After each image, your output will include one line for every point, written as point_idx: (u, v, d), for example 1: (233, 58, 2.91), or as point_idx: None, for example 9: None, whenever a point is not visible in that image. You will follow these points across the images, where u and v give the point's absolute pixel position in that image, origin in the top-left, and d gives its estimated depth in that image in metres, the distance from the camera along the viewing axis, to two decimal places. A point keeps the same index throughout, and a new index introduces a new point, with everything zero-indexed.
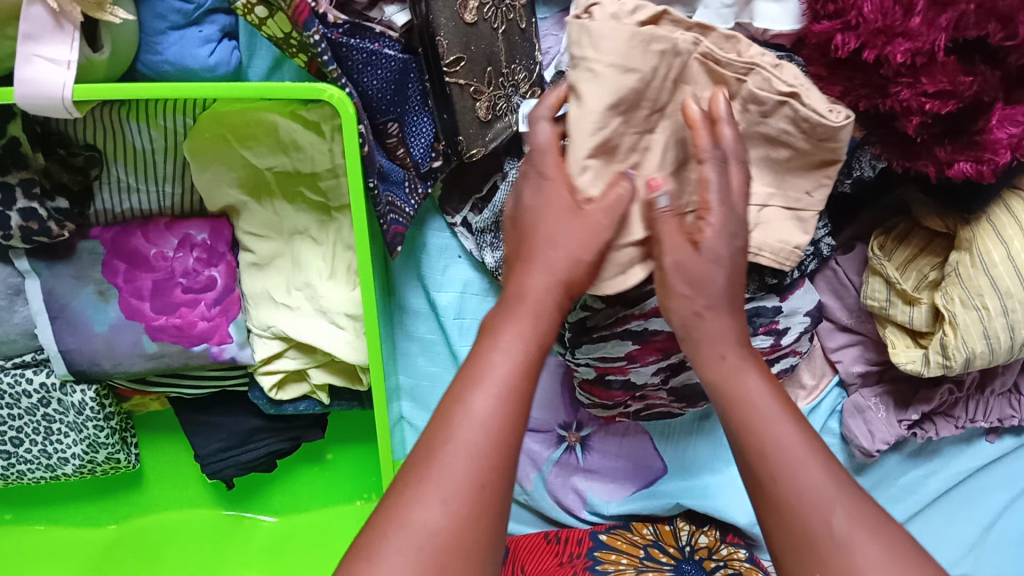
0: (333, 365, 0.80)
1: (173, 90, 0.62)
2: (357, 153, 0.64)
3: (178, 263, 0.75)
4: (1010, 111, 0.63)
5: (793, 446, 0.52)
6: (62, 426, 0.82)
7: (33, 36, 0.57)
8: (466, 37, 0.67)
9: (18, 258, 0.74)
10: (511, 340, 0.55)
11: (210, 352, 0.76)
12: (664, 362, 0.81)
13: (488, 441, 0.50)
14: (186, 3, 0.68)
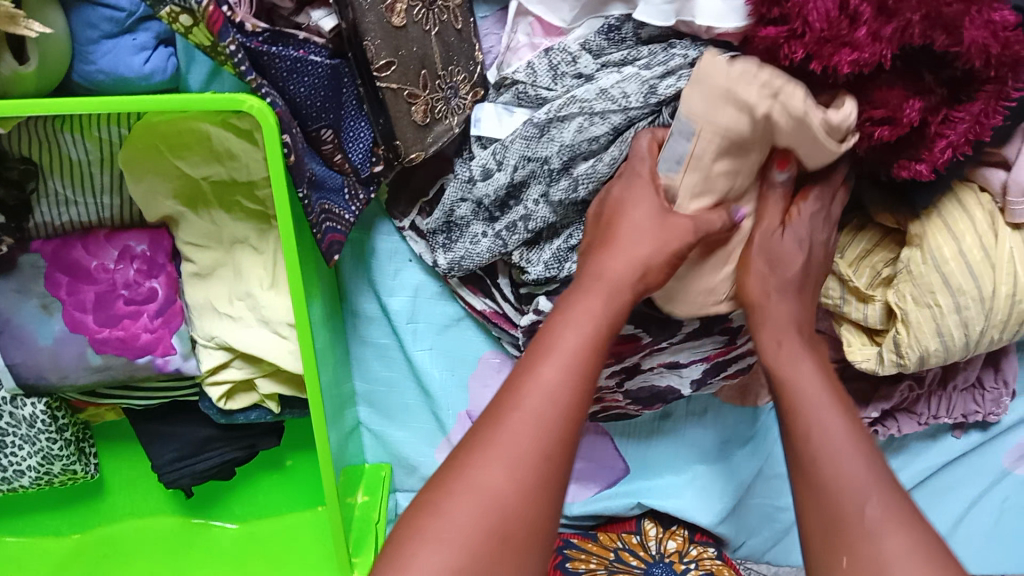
0: (282, 374, 0.79)
1: (93, 104, 0.60)
2: (281, 163, 0.63)
3: (119, 274, 0.74)
4: (954, 110, 0.61)
5: (836, 437, 0.59)
6: (14, 440, 0.81)
7: None
8: (396, 40, 0.67)
9: None
10: (581, 313, 0.61)
11: (154, 363, 0.76)
12: (617, 365, 0.80)
13: (556, 411, 0.55)
14: (116, 11, 0.66)
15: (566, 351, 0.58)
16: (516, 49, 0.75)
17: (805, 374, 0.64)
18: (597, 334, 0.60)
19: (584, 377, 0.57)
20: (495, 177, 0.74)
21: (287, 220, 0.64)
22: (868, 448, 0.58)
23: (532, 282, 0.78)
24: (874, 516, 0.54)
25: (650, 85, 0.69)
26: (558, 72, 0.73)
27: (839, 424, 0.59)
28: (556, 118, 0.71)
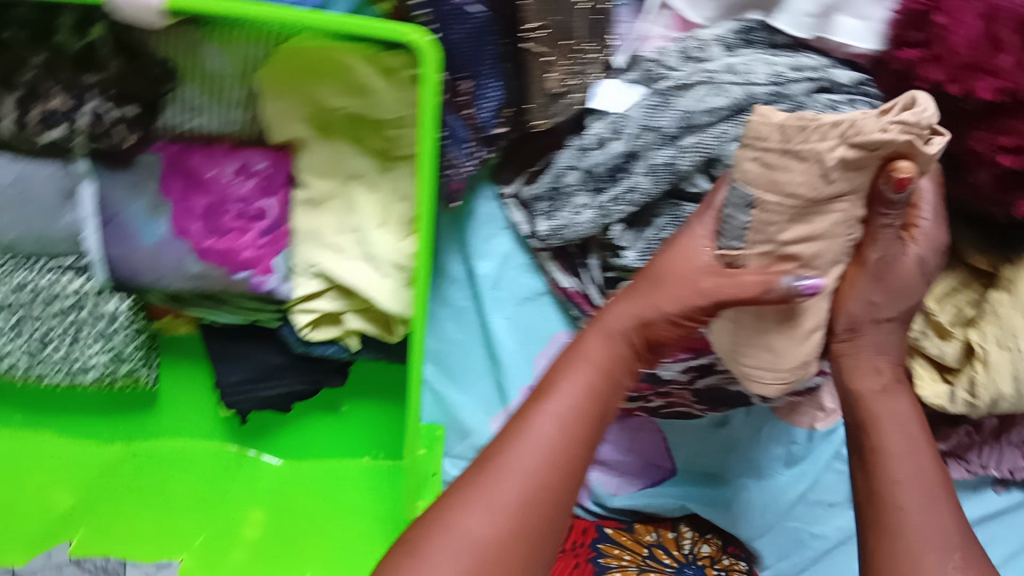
0: (370, 313, 0.81)
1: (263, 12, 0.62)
2: (432, 100, 0.64)
3: (233, 188, 0.76)
4: None
5: (919, 488, 0.66)
6: (90, 335, 0.83)
7: None
8: (551, 6, 0.70)
9: (79, 160, 0.75)
10: (582, 368, 0.68)
11: (250, 281, 0.78)
12: (694, 361, 0.81)
13: (546, 458, 0.63)
14: None
15: (565, 400, 0.65)
16: (650, 38, 0.77)
17: (901, 410, 0.70)
18: (593, 387, 0.67)
19: (575, 425, 0.65)
20: (609, 147, 0.77)
21: (428, 163, 0.67)
22: (922, 453, 0.68)
23: (624, 267, 0.81)
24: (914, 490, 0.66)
25: (777, 71, 0.71)
26: (688, 57, 0.74)
27: (920, 458, 0.68)
28: (678, 87, 0.74)
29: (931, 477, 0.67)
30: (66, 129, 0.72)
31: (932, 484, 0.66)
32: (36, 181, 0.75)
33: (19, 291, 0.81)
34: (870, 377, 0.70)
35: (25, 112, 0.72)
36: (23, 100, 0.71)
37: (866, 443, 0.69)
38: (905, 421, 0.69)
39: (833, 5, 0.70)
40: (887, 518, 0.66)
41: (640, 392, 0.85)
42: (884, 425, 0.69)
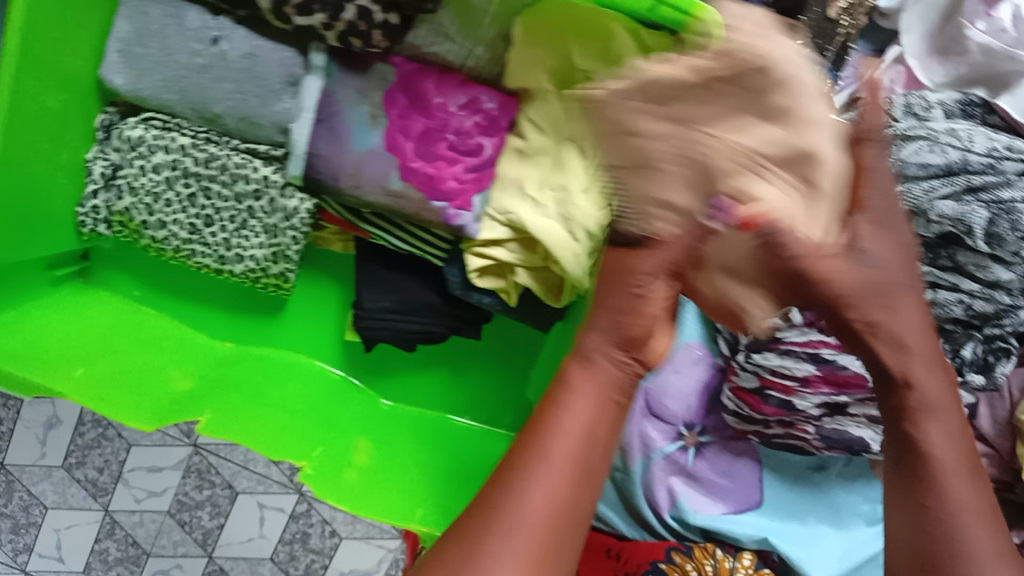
0: (540, 273, 0.81)
1: None
2: None
3: (456, 119, 0.78)
4: None
5: (988, 547, 0.52)
6: (257, 226, 0.82)
7: None
8: (822, 29, 0.72)
9: (319, 53, 0.76)
10: (583, 395, 0.58)
11: (445, 212, 0.79)
12: (831, 397, 0.84)
13: (557, 501, 0.53)
14: None
15: (574, 435, 0.56)
16: (875, 84, 0.81)
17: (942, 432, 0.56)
18: (597, 414, 0.58)
19: (583, 459, 0.56)
20: None
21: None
22: (982, 492, 0.55)
23: None
24: None
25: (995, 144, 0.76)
26: (911, 111, 0.79)
27: (961, 483, 0.54)
28: (898, 136, 0.78)
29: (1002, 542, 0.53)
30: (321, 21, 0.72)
31: (1005, 550, 0.53)
32: (267, 62, 0.76)
33: (203, 165, 0.80)
34: (946, 417, 0.56)
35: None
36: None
37: (894, 473, 0.57)
38: (949, 437, 0.56)
39: None
40: (939, 556, 0.52)
41: (764, 416, 0.88)
42: (935, 449, 0.55)
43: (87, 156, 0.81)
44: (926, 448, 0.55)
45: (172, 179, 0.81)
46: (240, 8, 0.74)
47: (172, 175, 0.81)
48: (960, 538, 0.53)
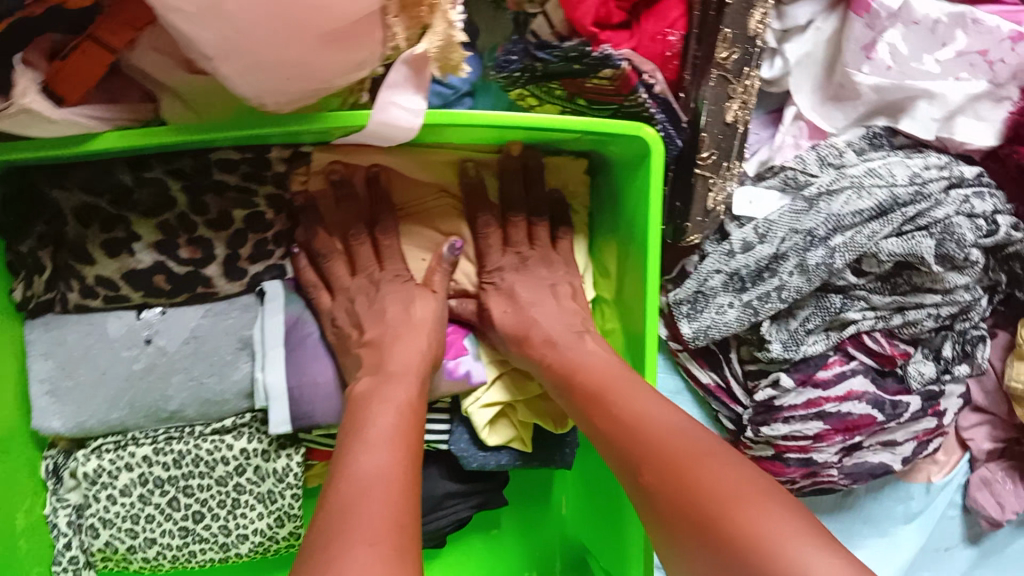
0: (545, 404, 0.82)
1: (510, 118, 0.68)
2: (659, 186, 0.72)
3: None
4: None
5: (647, 407, 0.68)
6: (250, 499, 0.77)
7: (393, 87, 0.61)
8: (723, 134, 0.75)
9: (268, 282, 0.74)
10: (385, 411, 0.67)
11: (446, 368, 0.79)
12: (848, 441, 0.87)
13: (383, 485, 0.61)
14: (447, 88, 0.74)
15: (384, 435, 0.65)
16: (784, 148, 0.84)
17: (649, 411, 0.68)
18: (404, 426, 0.67)
19: (404, 452, 0.65)
20: (757, 249, 0.83)
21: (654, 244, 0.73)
22: (647, 393, 0.70)
23: (771, 359, 0.85)
24: (644, 417, 0.67)
25: (914, 172, 0.80)
26: (827, 163, 0.82)
27: (704, 452, 0.62)
28: (826, 192, 0.81)
29: (647, 405, 0.68)
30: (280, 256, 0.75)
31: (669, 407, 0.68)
32: (211, 339, 0.73)
33: (173, 466, 0.75)
34: (645, 413, 0.67)
35: (234, 252, 0.72)
36: (235, 241, 0.71)
37: (614, 451, 0.68)
38: (667, 425, 0.65)
39: (955, 109, 0.79)
40: (715, 508, 0.57)
41: (788, 476, 0.90)
42: (640, 415, 0.68)
43: (45, 512, 0.74)
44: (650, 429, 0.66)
45: (146, 493, 0.75)
46: (178, 294, 0.72)
47: (144, 490, 0.75)
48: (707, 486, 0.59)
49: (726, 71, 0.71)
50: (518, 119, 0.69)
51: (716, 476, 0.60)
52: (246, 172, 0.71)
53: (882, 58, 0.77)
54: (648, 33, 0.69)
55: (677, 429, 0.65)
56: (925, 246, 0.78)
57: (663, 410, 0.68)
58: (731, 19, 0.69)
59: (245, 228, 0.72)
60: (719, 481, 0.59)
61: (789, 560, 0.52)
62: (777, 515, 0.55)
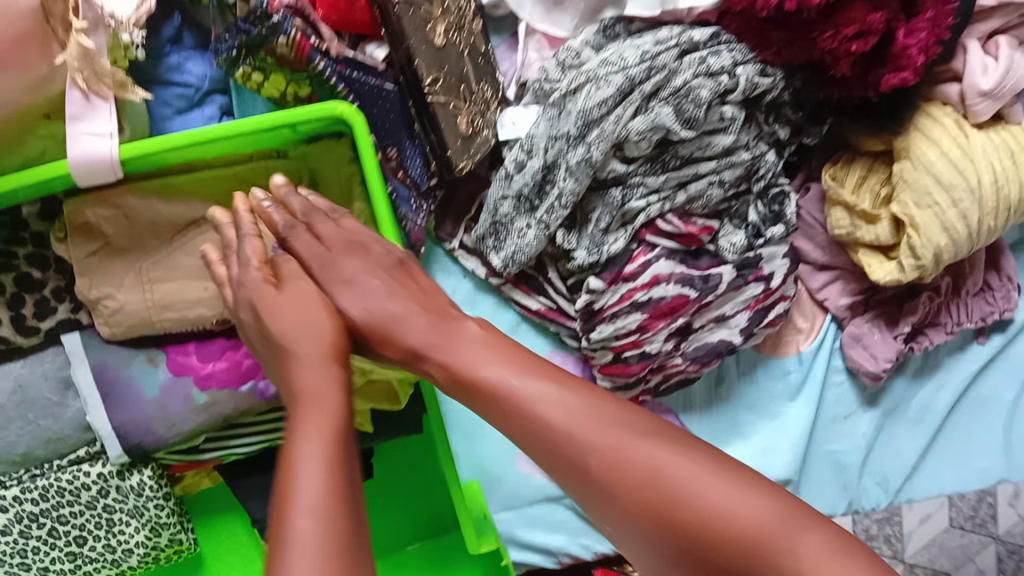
0: (369, 389, 0.83)
1: (205, 129, 0.69)
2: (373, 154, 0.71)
3: (238, 352, 0.79)
4: (913, 22, 0.75)
5: (531, 383, 0.60)
6: (123, 516, 0.83)
7: (78, 116, 0.65)
8: (440, 59, 0.77)
9: (70, 332, 0.77)
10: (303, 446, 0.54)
11: (257, 389, 0.79)
12: (673, 326, 0.88)
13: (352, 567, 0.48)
14: (186, 87, 0.80)
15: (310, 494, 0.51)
16: (530, 64, 0.86)
17: (540, 397, 0.59)
18: (336, 461, 0.54)
19: (347, 494, 0.53)
20: (529, 165, 0.83)
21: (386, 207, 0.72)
22: (516, 355, 0.63)
23: (579, 268, 0.87)
24: (511, 390, 0.60)
25: (646, 51, 0.80)
26: (566, 65, 0.83)
27: (613, 433, 0.57)
28: (569, 92, 0.82)
29: (540, 385, 0.60)
30: (65, 310, 0.77)
31: (548, 372, 0.61)
32: (34, 386, 0.78)
33: (42, 500, 0.81)
34: (548, 407, 0.59)
35: (18, 312, 0.75)
36: (13, 304, 0.75)
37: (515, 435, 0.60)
38: (571, 412, 0.58)
39: None
40: (672, 515, 0.53)
41: (637, 375, 0.91)
42: (538, 407, 0.59)
43: None
44: (546, 424, 0.58)
45: (26, 529, 0.81)
46: None
47: (22, 526, 0.81)
48: (623, 472, 0.55)
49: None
50: (216, 130, 0.70)
51: (669, 477, 0.54)
52: (7, 234, 0.74)
53: None
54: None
55: (574, 417, 0.58)
56: (665, 118, 0.79)
57: (549, 383, 0.60)
58: None
59: (21, 288, 0.75)
60: (672, 487, 0.54)
61: (735, 527, 0.52)
62: (708, 485, 0.53)
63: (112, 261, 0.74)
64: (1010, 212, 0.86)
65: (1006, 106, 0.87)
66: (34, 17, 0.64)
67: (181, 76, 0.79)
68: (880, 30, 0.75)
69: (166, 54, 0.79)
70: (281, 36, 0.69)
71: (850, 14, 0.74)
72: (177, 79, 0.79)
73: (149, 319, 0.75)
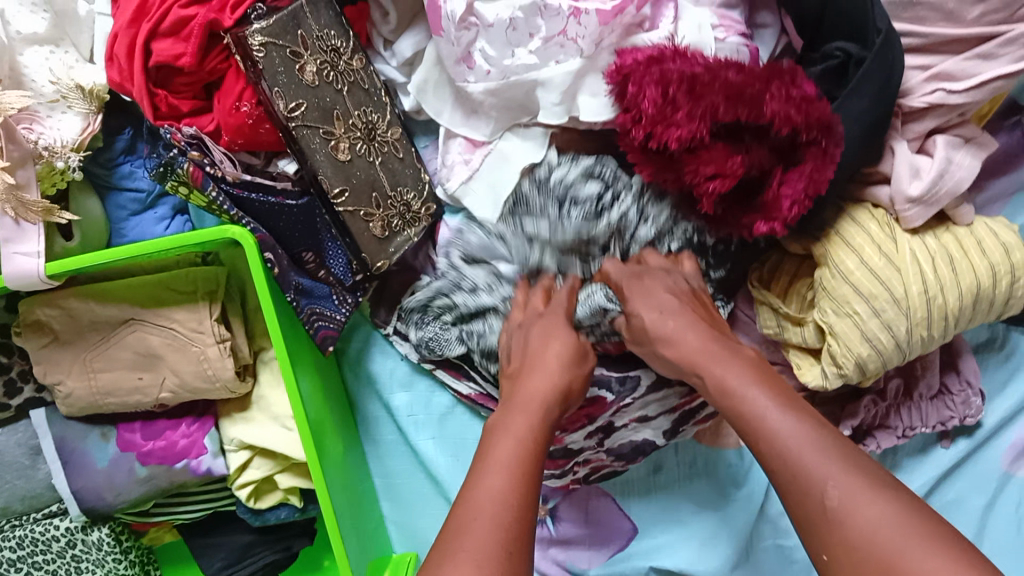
0: (296, 468, 0.91)
1: (117, 253, 0.78)
2: (261, 276, 0.77)
3: (176, 431, 0.89)
4: (788, 172, 0.76)
5: (766, 398, 0.65)
6: (88, 565, 0.94)
7: (10, 239, 0.76)
8: (346, 172, 0.81)
9: (38, 409, 0.89)
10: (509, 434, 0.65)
11: (189, 466, 0.88)
12: (592, 426, 0.90)
13: (508, 510, 0.57)
14: (139, 192, 0.87)
15: (505, 462, 0.62)
16: (451, 165, 0.88)
17: (789, 430, 0.62)
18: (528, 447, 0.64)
19: (532, 458, 0.63)
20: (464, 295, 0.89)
21: (271, 322, 0.78)
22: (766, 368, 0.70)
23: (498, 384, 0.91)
24: (756, 395, 0.65)
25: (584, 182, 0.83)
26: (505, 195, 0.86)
27: (848, 482, 0.57)
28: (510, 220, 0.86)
29: (800, 401, 0.65)
30: (31, 390, 0.89)
31: (775, 385, 0.67)
32: (9, 450, 0.88)
33: (19, 548, 0.92)
34: (780, 430, 0.62)
35: None
36: None
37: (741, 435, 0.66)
38: (813, 448, 0.60)
39: (572, 88, 0.81)
40: (862, 564, 0.54)
41: (565, 467, 0.93)
42: (773, 426, 0.63)
43: None
44: (792, 465, 0.60)
45: (6, 571, 0.93)
46: None
47: (4, 568, 0.93)
48: (845, 526, 0.56)
49: (307, 120, 0.78)
50: (131, 251, 0.79)
51: (855, 521, 0.55)
52: None
53: (480, 66, 0.82)
54: (224, 110, 0.77)
55: (793, 441, 0.61)
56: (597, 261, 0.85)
57: (801, 422, 0.62)
58: (274, 78, 0.75)
59: None
60: (865, 531, 0.55)
61: None
62: (920, 555, 0.52)
63: (61, 352, 0.84)
64: (948, 322, 0.81)
65: (950, 208, 0.82)
66: None
67: (133, 182, 0.87)
68: (738, 173, 0.75)
69: (120, 163, 0.86)
70: (179, 167, 0.75)
71: (709, 154, 0.75)
72: (129, 185, 0.87)
73: (96, 402, 0.85)
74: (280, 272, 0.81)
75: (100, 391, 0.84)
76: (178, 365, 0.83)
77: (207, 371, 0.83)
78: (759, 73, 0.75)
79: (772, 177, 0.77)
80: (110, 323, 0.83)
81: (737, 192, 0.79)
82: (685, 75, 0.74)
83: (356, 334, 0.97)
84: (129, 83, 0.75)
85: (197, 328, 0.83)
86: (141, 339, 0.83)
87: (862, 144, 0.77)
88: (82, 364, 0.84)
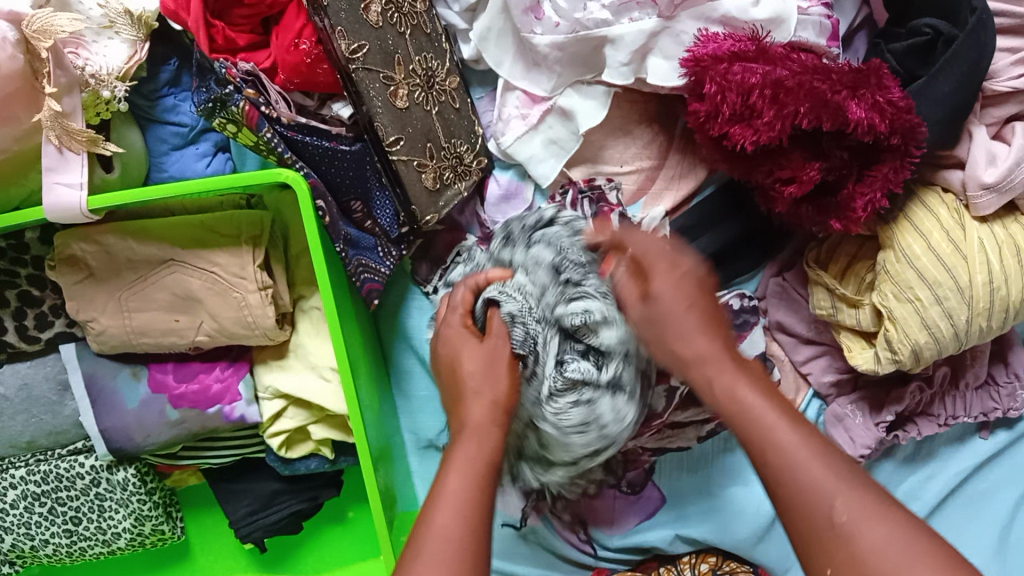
0: (330, 420, 0.89)
1: (162, 189, 0.74)
2: (313, 223, 0.75)
3: (211, 376, 0.86)
4: (867, 172, 0.74)
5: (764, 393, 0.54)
6: (113, 504, 0.93)
7: (52, 168, 0.72)
8: (402, 120, 0.78)
9: (69, 345, 0.86)
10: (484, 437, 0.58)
11: (222, 412, 0.86)
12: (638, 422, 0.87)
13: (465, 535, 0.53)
14: (181, 126, 0.84)
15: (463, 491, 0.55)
16: (507, 120, 0.85)
17: (786, 428, 0.53)
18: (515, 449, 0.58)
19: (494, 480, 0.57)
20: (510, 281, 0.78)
21: (320, 271, 0.75)
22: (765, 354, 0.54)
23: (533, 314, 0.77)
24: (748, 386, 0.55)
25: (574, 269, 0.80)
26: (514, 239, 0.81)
27: (853, 497, 0.50)
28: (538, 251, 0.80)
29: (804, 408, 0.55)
30: (61, 324, 0.86)
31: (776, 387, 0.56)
32: (38, 383, 0.86)
33: (43, 483, 0.91)
34: (778, 426, 0.54)
35: (20, 321, 0.85)
36: (17, 314, 0.84)
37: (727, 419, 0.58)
38: (813, 450, 0.52)
39: (642, 48, 0.78)
40: None
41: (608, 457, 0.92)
42: (771, 422, 0.54)
43: None
44: (800, 479, 0.52)
45: (30, 506, 0.92)
46: None
47: (27, 502, 0.91)
48: (852, 547, 0.49)
49: (368, 64, 0.74)
50: (176, 190, 0.75)
51: (857, 544, 0.49)
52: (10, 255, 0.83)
53: (549, 17, 0.80)
54: (282, 46, 0.74)
55: (794, 435, 0.53)
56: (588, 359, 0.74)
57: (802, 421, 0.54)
58: (337, 14, 0.72)
59: (21, 304, 0.84)
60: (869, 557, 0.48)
61: None
62: None
63: (96, 289, 0.81)
64: (1008, 314, 0.79)
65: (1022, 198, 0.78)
66: (20, 77, 0.68)
67: (176, 116, 0.83)
68: (815, 180, 0.74)
69: (164, 95, 0.83)
70: (233, 104, 0.71)
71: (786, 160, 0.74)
72: (172, 119, 0.83)
73: (131, 340, 0.83)
74: (330, 221, 0.78)
75: (136, 331, 0.81)
76: (218, 310, 0.80)
77: (248, 317, 0.81)
78: (846, 80, 0.72)
79: (849, 178, 0.75)
80: (150, 261, 0.80)
81: (816, 192, 0.77)
82: (771, 83, 0.72)
83: (393, 287, 0.94)
84: (185, 11, 0.73)
85: (238, 272, 0.80)
86: (181, 280, 0.80)
87: (947, 130, 0.75)
88: (117, 301, 0.81)
